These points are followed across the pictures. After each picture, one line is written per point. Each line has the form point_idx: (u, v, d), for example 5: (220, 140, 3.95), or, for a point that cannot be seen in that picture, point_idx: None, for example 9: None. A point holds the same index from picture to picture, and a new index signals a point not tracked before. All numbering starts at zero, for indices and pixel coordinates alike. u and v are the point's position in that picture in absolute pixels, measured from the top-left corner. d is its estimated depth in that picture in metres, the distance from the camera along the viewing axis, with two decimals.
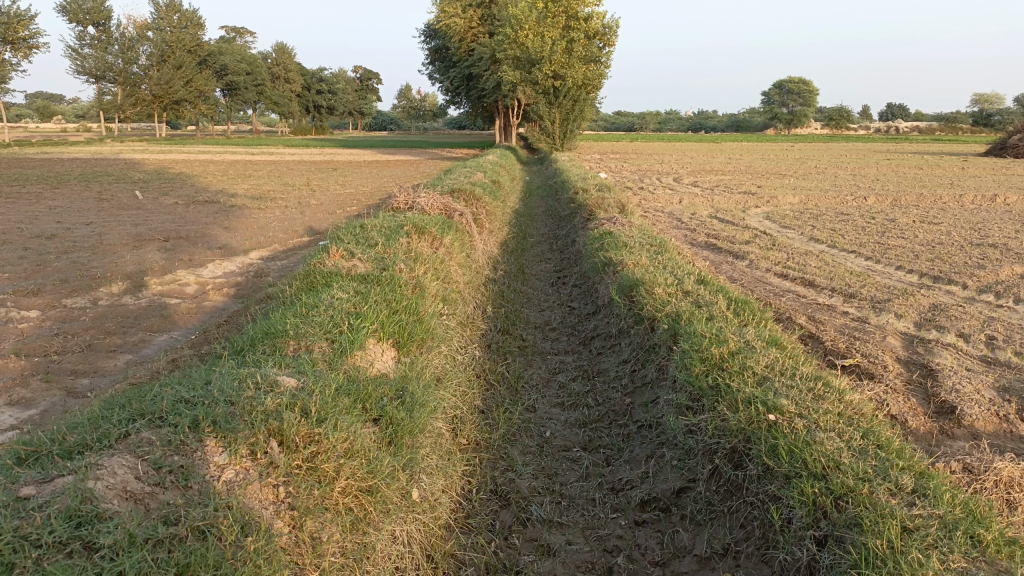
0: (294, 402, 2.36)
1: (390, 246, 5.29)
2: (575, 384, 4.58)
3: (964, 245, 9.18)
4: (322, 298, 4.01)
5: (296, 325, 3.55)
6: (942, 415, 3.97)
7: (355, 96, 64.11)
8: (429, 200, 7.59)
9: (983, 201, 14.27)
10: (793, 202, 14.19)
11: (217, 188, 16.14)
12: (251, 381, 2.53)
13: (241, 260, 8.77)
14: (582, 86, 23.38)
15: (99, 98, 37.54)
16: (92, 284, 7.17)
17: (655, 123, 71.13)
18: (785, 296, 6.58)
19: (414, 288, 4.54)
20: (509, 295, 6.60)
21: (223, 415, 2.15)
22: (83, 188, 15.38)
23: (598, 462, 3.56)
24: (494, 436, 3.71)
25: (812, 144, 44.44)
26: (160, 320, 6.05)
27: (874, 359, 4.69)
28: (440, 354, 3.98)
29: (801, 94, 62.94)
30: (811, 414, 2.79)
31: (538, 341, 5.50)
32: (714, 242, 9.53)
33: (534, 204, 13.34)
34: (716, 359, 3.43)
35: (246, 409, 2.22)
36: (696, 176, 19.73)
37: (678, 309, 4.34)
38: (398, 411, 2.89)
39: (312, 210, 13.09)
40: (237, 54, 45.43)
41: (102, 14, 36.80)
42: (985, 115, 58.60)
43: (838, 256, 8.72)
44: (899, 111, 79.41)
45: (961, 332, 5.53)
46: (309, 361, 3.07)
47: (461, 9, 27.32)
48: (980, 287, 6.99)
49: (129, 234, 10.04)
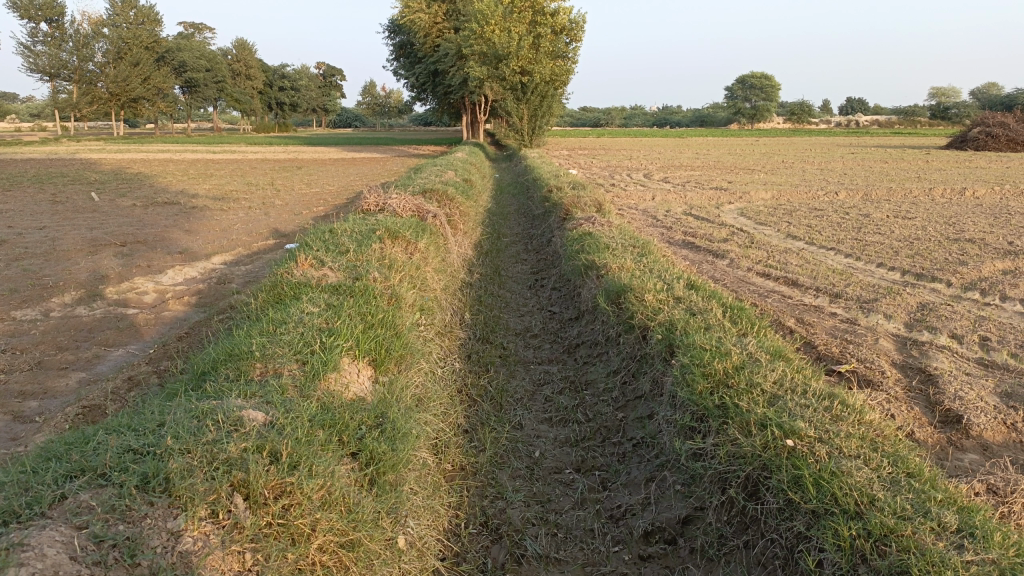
0: (262, 443, 2.07)
1: (362, 253, 4.97)
2: (563, 398, 4.31)
3: (942, 240, 9.11)
4: (291, 313, 3.68)
5: (262, 345, 3.23)
6: (948, 425, 3.78)
7: (317, 92, 63.27)
8: (401, 201, 7.27)
9: (953, 195, 14.29)
10: (766, 198, 14.08)
11: (177, 188, 15.62)
12: (213, 420, 2.22)
13: (203, 266, 8.38)
14: (550, 82, 23.13)
15: (53, 97, 36.32)
16: (43, 294, 6.73)
17: (621, 119, 71.45)
18: (771, 297, 6.39)
19: (389, 299, 4.24)
20: (487, 300, 6.34)
21: (178, 469, 1.83)
22: (36, 191, 14.75)
23: (593, 485, 3.30)
24: (480, 460, 3.44)
25: (776, 139, 44.76)
26: (115, 333, 5.66)
27: (870, 364, 4.50)
28: (421, 371, 3.70)
29: (764, 89, 63.82)
30: (832, 439, 2.56)
31: (519, 350, 5.24)
32: (692, 241, 9.37)
33: (506, 203, 13.06)
34: (720, 375, 3.19)
35: (205, 456, 1.91)
36: (665, 172, 19.63)
37: (672, 317, 4.11)
38: (378, 443, 2.61)
39: (277, 211, 12.70)
40: (196, 51, 44.46)
41: (55, 10, 35.77)
42: (943, 108, 59.49)
43: (817, 253, 8.59)
44: (859, 105, 80.41)
45: (954, 332, 5.38)
46: (278, 389, 2.75)
47: (426, 4, 26.93)
48: (965, 284, 6.89)
49: (84, 239, 9.57)
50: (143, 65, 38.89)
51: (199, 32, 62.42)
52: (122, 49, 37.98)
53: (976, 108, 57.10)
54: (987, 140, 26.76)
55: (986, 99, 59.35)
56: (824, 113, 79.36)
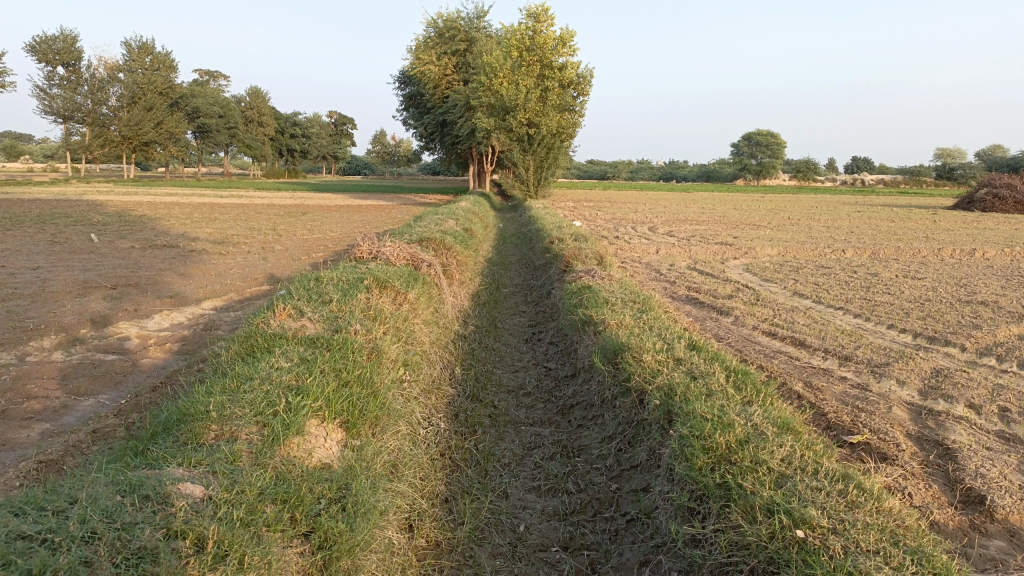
0: (188, 527, 1.81)
1: (345, 303, 4.73)
2: (553, 464, 4.00)
3: (953, 302, 8.86)
4: (260, 367, 3.42)
5: (221, 405, 2.95)
6: (970, 506, 3.46)
7: (328, 140, 64.00)
8: (395, 249, 7.05)
9: (962, 256, 14.06)
10: (772, 254, 13.87)
11: (178, 231, 15.53)
12: (141, 497, 1.95)
13: (192, 311, 8.14)
14: (557, 134, 23.17)
15: (66, 139, 36.78)
16: (22, 337, 6.49)
17: (627, 173, 72.04)
18: (777, 358, 6.11)
19: (369, 353, 3.98)
20: (480, 354, 6.06)
21: (72, 567, 1.56)
22: (37, 231, 14.65)
23: (581, 567, 2.98)
24: (458, 535, 3.12)
25: (780, 195, 45.01)
26: (90, 381, 5.40)
27: (883, 435, 4.19)
28: (398, 434, 3.41)
29: (769, 146, 64.39)
30: (848, 531, 2.26)
31: (510, 409, 4.94)
32: (695, 296, 9.13)
33: (508, 253, 12.87)
34: (722, 449, 2.88)
35: (111, 549, 1.65)
36: (670, 226, 19.52)
37: (671, 380, 3.83)
38: (335, 521, 2.33)
39: (275, 256, 12.52)
40: (210, 97, 45.06)
41: (72, 55, 36.45)
42: (948, 169, 59.73)
43: (825, 312, 8.33)
44: (864, 164, 81.14)
45: (972, 402, 5.07)
46: (229, 457, 2.47)
47: (436, 56, 27.21)
48: (979, 349, 6.60)
49: (75, 281, 9.37)
50: (157, 110, 39.36)
51: (214, 79, 63.52)
52: (136, 93, 38.46)
53: (982, 170, 57.35)
54: (993, 202, 26.72)
55: (992, 160, 59.66)
56: (829, 172, 79.95)
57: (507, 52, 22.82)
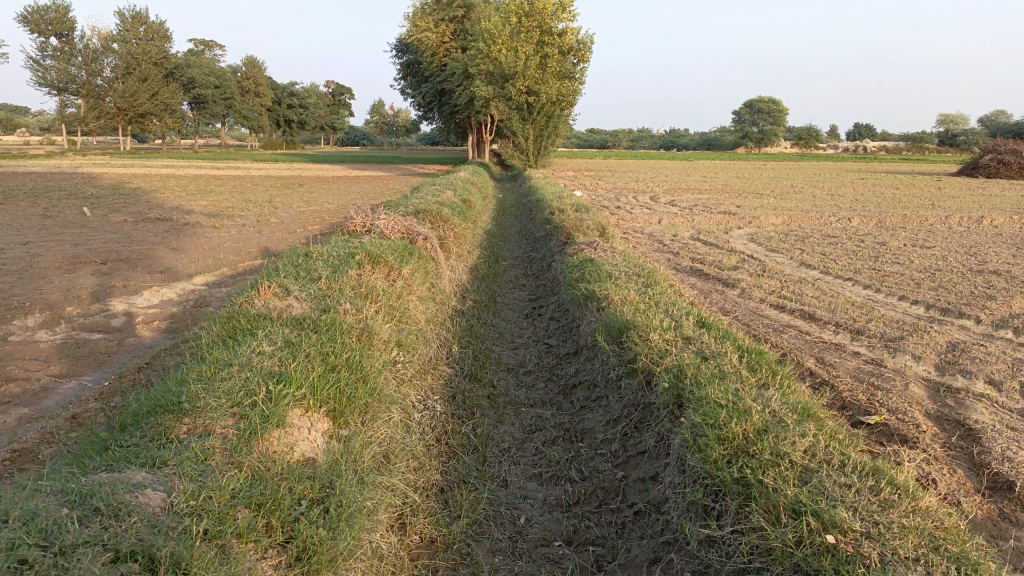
0: (140, 548, 1.63)
1: (334, 280, 4.49)
2: (555, 450, 3.79)
3: (965, 272, 8.61)
4: (240, 352, 3.19)
5: (196, 395, 2.73)
6: (998, 493, 3.25)
7: (326, 110, 63.34)
8: (389, 222, 6.79)
9: (970, 224, 13.78)
10: (776, 223, 13.60)
11: (173, 204, 15.22)
12: (90, 509, 1.75)
13: (182, 287, 7.90)
14: (556, 103, 22.76)
15: (61, 111, 36.37)
16: (4, 316, 6.24)
17: (628, 141, 71.37)
18: (787, 332, 5.88)
19: (359, 334, 3.74)
20: (479, 330, 5.83)
21: None
22: (30, 204, 14.36)
23: (586, 564, 2.78)
24: (453, 530, 2.91)
25: (782, 163, 44.57)
26: (72, 362, 5.15)
27: (902, 415, 3.98)
28: (390, 421, 3.17)
29: (771, 114, 63.61)
30: (883, 536, 2.05)
31: (510, 389, 4.72)
32: (699, 268, 8.90)
33: (507, 224, 12.64)
34: (739, 440, 2.66)
35: None
36: (673, 194, 19.24)
37: (681, 361, 3.59)
38: (315, 528, 2.12)
39: (271, 229, 12.25)
40: (205, 67, 44.36)
41: (65, 25, 35.81)
42: (951, 135, 58.97)
43: (834, 283, 8.09)
44: (866, 130, 80.50)
45: (991, 377, 4.85)
46: (199, 456, 2.24)
47: (433, 23, 26.67)
48: (995, 321, 6.36)
49: (65, 256, 9.12)
50: (151, 81, 38.68)
51: (210, 49, 62.61)
52: (131, 64, 37.82)
53: (985, 136, 56.76)
54: (998, 168, 26.31)
55: (996, 127, 58.99)
56: (831, 139, 79.25)
57: (505, 18, 22.29)
